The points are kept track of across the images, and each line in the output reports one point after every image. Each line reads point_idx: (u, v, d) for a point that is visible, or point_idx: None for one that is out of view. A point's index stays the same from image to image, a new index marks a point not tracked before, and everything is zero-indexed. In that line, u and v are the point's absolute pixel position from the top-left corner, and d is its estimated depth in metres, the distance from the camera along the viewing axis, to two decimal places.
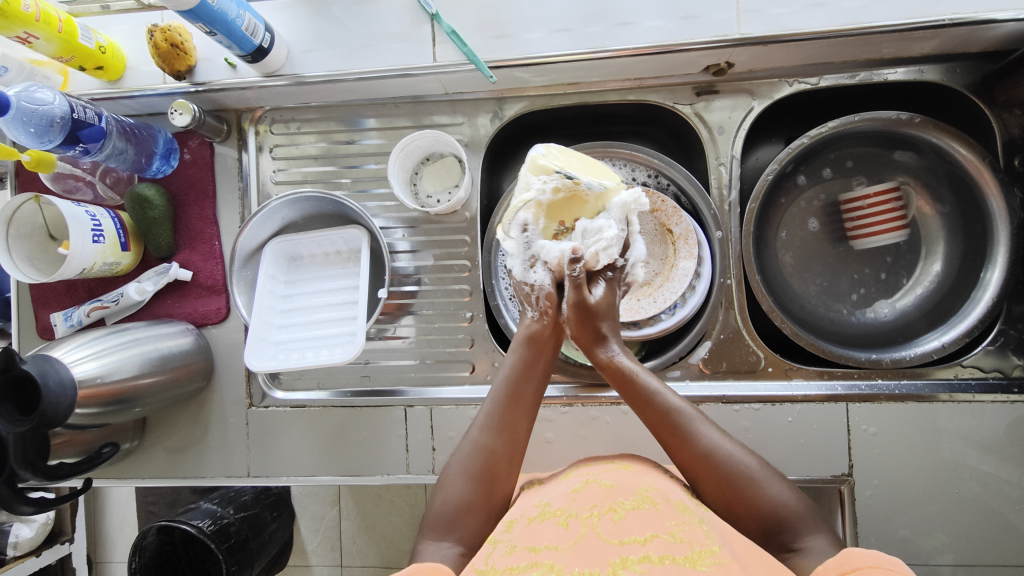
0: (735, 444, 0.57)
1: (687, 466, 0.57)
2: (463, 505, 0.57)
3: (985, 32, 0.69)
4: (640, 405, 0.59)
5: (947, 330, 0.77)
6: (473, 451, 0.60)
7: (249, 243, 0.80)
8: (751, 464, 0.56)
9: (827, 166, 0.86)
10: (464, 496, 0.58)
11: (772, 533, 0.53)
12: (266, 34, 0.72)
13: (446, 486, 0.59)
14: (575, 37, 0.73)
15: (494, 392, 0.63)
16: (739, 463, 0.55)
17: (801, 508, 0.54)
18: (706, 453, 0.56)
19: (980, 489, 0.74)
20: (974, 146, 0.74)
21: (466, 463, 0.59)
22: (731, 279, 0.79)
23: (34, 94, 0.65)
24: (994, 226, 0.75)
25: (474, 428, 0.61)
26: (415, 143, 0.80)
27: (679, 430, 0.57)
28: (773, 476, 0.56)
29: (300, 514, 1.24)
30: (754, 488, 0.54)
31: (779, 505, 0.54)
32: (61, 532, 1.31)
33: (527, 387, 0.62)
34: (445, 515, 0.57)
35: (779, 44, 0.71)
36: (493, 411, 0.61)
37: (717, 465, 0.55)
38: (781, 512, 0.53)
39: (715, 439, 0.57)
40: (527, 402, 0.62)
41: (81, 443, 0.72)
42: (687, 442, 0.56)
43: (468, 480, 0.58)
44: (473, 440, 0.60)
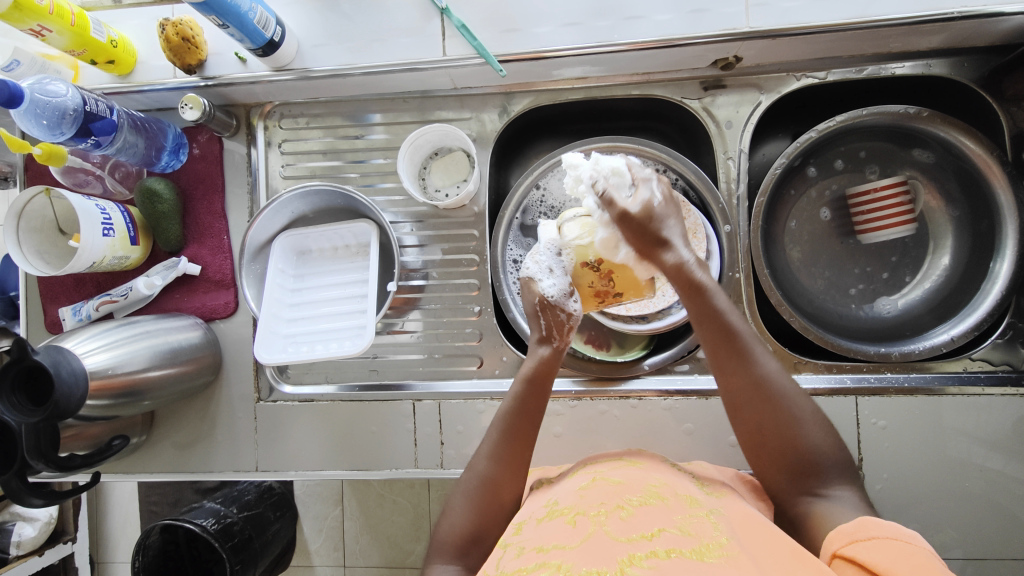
0: (786, 375, 0.58)
1: (742, 393, 0.57)
2: (469, 536, 0.58)
3: (993, 25, 0.69)
4: (706, 324, 0.57)
5: (956, 323, 0.77)
6: (477, 485, 0.60)
7: (259, 236, 0.80)
8: (801, 402, 0.57)
9: (840, 158, 0.86)
10: (468, 524, 0.59)
11: (800, 477, 0.56)
12: (277, 28, 0.73)
13: (451, 514, 0.60)
14: (585, 31, 0.74)
15: (494, 425, 0.64)
16: (790, 401, 0.56)
17: (836, 452, 0.56)
18: (759, 382, 0.57)
19: (989, 482, 0.74)
20: (983, 138, 0.74)
21: (469, 494, 0.61)
22: (739, 273, 0.79)
23: (47, 87, 0.66)
24: (1003, 220, 0.75)
25: (478, 458, 0.63)
26: (424, 138, 0.80)
27: (738, 355, 0.57)
28: (817, 419, 0.57)
29: (303, 513, 1.23)
30: (797, 425, 0.56)
31: (817, 448, 0.55)
32: (63, 532, 1.30)
33: (527, 423, 0.63)
34: (451, 544, 0.58)
35: (787, 38, 0.71)
36: (497, 446, 0.62)
37: (767, 398, 0.56)
38: (816, 455, 0.56)
39: (772, 369, 0.57)
40: (525, 434, 0.63)
41: (90, 437, 0.72)
42: (745, 365, 0.57)
43: (472, 506, 0.59)
44: (476, 471, 0.62)
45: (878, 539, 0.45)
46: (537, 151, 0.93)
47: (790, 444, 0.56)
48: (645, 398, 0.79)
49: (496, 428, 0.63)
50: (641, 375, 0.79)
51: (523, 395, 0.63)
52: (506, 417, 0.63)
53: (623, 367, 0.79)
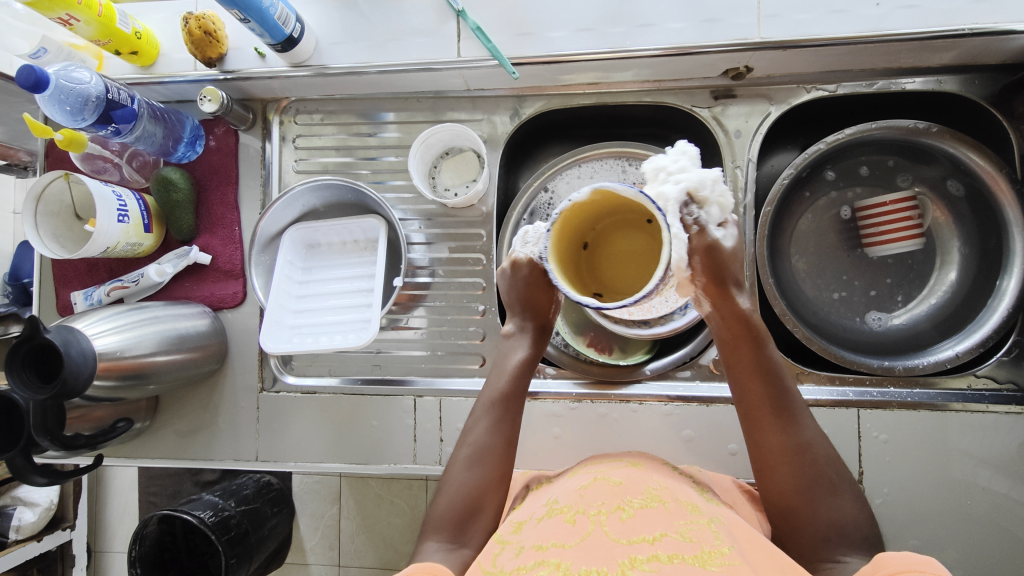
0: (827, 450, 0.56)
1: (789, 457, 0.56)
2: (467, 508, 0.58)
3: (1003, 43, 0.70)
4: (758, 377, 0.57)
5: (962, 339, 0.76)
6: (474, 454, 0.61)
7: (270, 228, 0.82)
8: (836, 470, 0.56)
9: (864, 164, 0.85)
10: (464, 500, 0.59)
11: (826, 542, 0.53)
12: (297, 25, 0.74)
13: (448, 489, 0.60)
14: (597, 36, 0.75)
15: (485, 395, 0.65)
16: (827, 465, 0.56)
17: (862, 528, 0.54)
18: (803, 445, 0.56)
19: (991, 504, 0.73)
20: (991, 155, 0.74)
21: (468, 464, 0.61)
22: (745, 281, 0.79)
23: (72, 74, 0.68)
24: (1010, 238, 0.75)
25: (471, 432, 0.63)
26: (435, 137, 0.81)
27: (785, 418, 0.57)
28: (848, 485, 0.56)
29: (300, 511, 1.23)
30: (828, 497, 0.54)
31: (852, 517, 0.54)
32: (62, 519, 1.31)
33: (512, 395, 0.64)
34: (450, 519, 0.58)
35: (797, 50, 0.72)
36: (486, 414, 0.63)
37: (808, 464, 0.55)
38: (851, 525, 0.54)
39: (815, 435, 0.57)
40: (513, 401, 0.64)
41: (95, 418, 0.73)
42: (789, 428, 0.56)
43: (467, 480, 0.60)
44: (473, 442, 0.62)
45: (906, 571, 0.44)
46: (548, 155, 0.94)
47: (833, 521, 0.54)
48: (646, 403, 0.79)
49: (485, 399, 0.64)
50: (643, 380, 0.80)
51: (511, 365, 0.65)
52: (494, 387, 0.65)
53: (625, 371, 0.80)
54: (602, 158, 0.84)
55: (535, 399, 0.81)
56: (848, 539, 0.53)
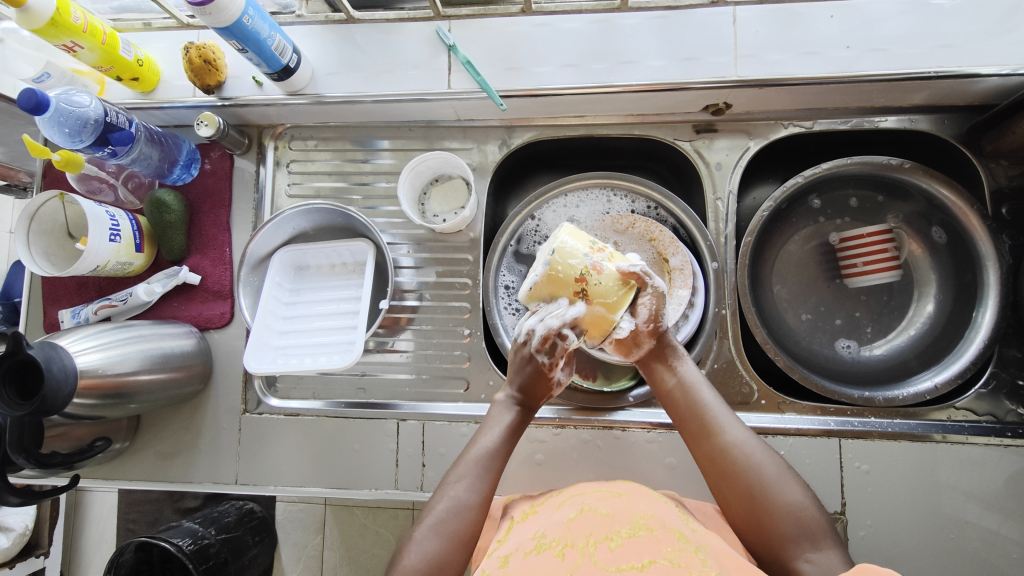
0: (758, 445, 0.59)
1: (717, 463, 0.59)
2: (436, 565, 0.56)
3: (970, 85, 0.73)
4: (673, 395, 0.64)
5: (941, 370, 0.77)
6: (450, 511, 0.59)
7: (259, 250, 0.83)
8: (771, 465, 0.58)
9: (854, 196, 0.87)
10: (436, 554, 0.56)
11: (791, 540, 0.54)
12: (293, 55, 0.77)
13: (418, 543, 0.57)
14: (582, 72, 0.78)
15: (477, 454, 0.64)
16: (762, 460, 0.58)
17: (817, 514, 0.56)
18: (733, 445, 0.59)
19: (979, 540, 0.72)
20: (962, 190, 0.77)
21: (441, 519, 0.59)
22: (726, 309, 0.81)
23: (72, 98, 0.70)
24: (984, 272, 0.77)
25: (453, 485, 0.61)
26: (425, 164, 0.84)
27: (706, 424, 0.61)
28: (791, 478, 0.58)
29: (282, 541, 1.20)
30: (773, 488, 0.56)
31: (796, 508, 0.55)
32: (36, 546, 1.27)
33: (500, 462, 0.64)
34: (417, 574, 0.55)
35: (774, 88, 0.75)
36: (480, 473, 0.62)
37: (737, 463, 0.58)
38: (796, 515, 0.55)
39: (739, 437, 0.59)
40: (496, 466, 0.63)
41: (73, 439, 0.72)
42: (714, 434, 0.60)
43: (445, 535, 0.58)
44: (450, 497, 0.60)
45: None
46: (536, 184, 0.97)
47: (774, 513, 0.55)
48: (629, 430, 0.79)
49: (472, 455, 0.64)
50: (626, 408, 0.80)
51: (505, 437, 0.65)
52: (484, 450, 0.64)
53: (610, 398, 0.81)
54: (588, 188, 0.87)
55: None
56: (804, 533, 0.54)
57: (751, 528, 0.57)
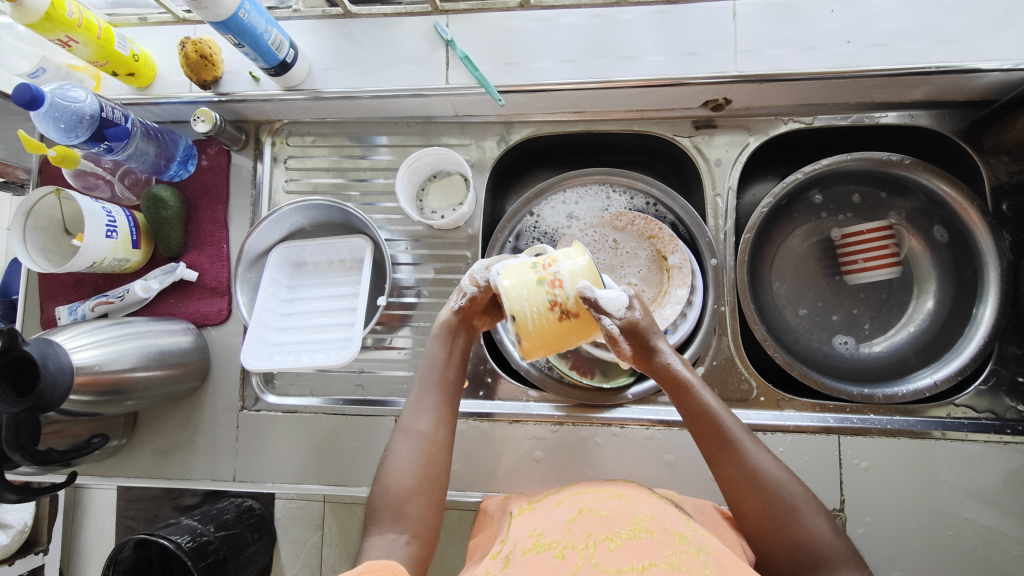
0: (782, 473, 0.58)
1: (737, 487, 0.58)
2: (407, 493, 0.58)
3: (971, 80, 0.73)
4: (693, 419, 0.62)
5: (941, 367, 0.77)
6: (409, 439, 0.62)
7: (257, 246, 0.83)
8: (795, 494, 0.57)
9: (856, 192, 0.86)
10: (404, 483, 0.59)
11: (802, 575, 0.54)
12: (290, 50, 0.76)
13: (385, 476, 0.60)
14: (580, 67, 0.78)
15: (424, 381, 0.66)
16: (782, 490, 0.57)
17: (841, 546, 0.55)
18: (751, 475, 0.58)
19: (978, 537, 0.72)
20: (963, 187, 0.77)
21: (403, 449, 0.61)
22: (725, 306, 0.80)
23: (67, 93, 0.70)
24: (985, 270, 0.77)
25: (409, 417, 0.64)
26: (423, 160, 0.83)
27: (729, 449, 0.60)
28: (816, 508, 0.57)
29: (281, 538, 1.20)
30: (790, 519, 0.56)
31: (817, 539, 0.55)
32: (36, 542, 1.26)
33: (450, 380, 0.67)
34: (388, 506, 0.58)
35: (774, 83, 0.75)
36: (425, 399, 0.65)
37: (760, 490, 0.57)
38: (817, 547, 0.54)
39: (762, 464, 0.59)
40: (448, 388, 0.67)
41: (71, 435, 0.72)
42: (731, 463, 0.59)
43: (409, 462, 0.60)
44: (406, 429, 0.63)
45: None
46: (534, 180, 0.96)
47: (794, 540, 0.55)
48: (627, 427, 0.78)
49: (423, 385, 0.66)
50: (625, 404, 0.80)
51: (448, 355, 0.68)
52: (434, 371, 0.67)
53: (608, 395, 0.80)
54: (588, 184, 0.86)
55: (517, 422, 0.80)
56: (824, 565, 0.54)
57: (772, 554, 0.57)
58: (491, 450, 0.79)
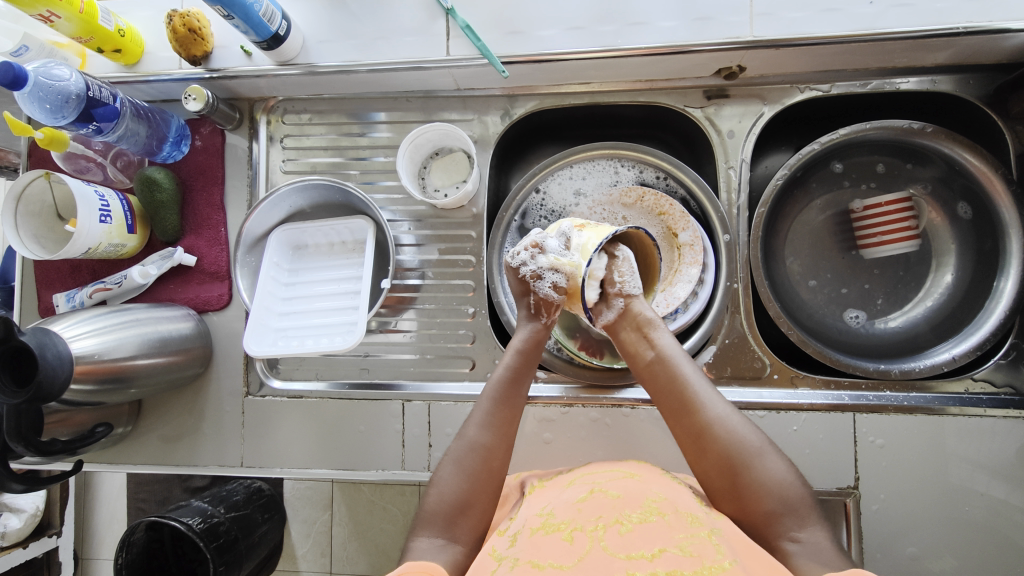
0: (745, 420, 0.58)
1: (700, 436, 0.57)
2: (458, 506, 0.57)
3: (999, 42, 0.69)
4: (655, 369, 0.61)
5: (959, 342, 0.75)
6: (467, 451, 0.60)
7: (255, 229, 0.80)
8: (756, 439, 0.57)
9: (881, 161, 0.83)
10: (457, 495, 0.58)
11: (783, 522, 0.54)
12: (283, 22, 0.73)
13: (438, 484, 0.59)
14: (587, 35, 0.74)
15: (487, 391, 0.64)
16: (745, 436, 0.57)
17: (799, 489, 0.55)
18: (714, 422, 0.57)
19: (993, 513, 0.71)
20: (986, 155, 0.74)
21: (460, 461, 0.60)
22: (738, 283, 0.78)
23: (52, 71, 0.67)
24: (1006, 239, 0.74)
25: (469, 425, 0.62)
26: (424, 136, 0.80)
27: (690, 399, 0.59)
28: (775, 452, 0.57)
29: (291, 518, 1.21)
30: (755, 464, 0.55)
31: (781, 481, 0.54)
32: (48, 526, 1.27)
33: (515, 394, 0.64)
34: (441, 514, 0.57)
35: (791, 49, 0.71)
36: (490, 410, 0.62)
37: (726, 436, 0.56)
38: (782, 489, 0.54)
39: (726, 412, 0.58)
40: (510, 403, 0.63)
41: (74, 424, 0.71)
42: (693, 414, 0.58)
43: (463, 477, 0.59)
44: (466, 438, 0.61)
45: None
46: (539, 156, 0.93)
47: (757, 487, 0.54)
48: (638, 407, 0.77)
49: (489, 391, 0.64)
50: (636, 384, 0.78)
51: (516, 363, 0.64)
52: (498, 383, 0.64)
53: (618, 375, 0.78)
54: (595, 159, 0.83)
55: (527, 404, 0.79)
56: (789, 509, 0.53)
57: (741, 507, 0.55)
58: None
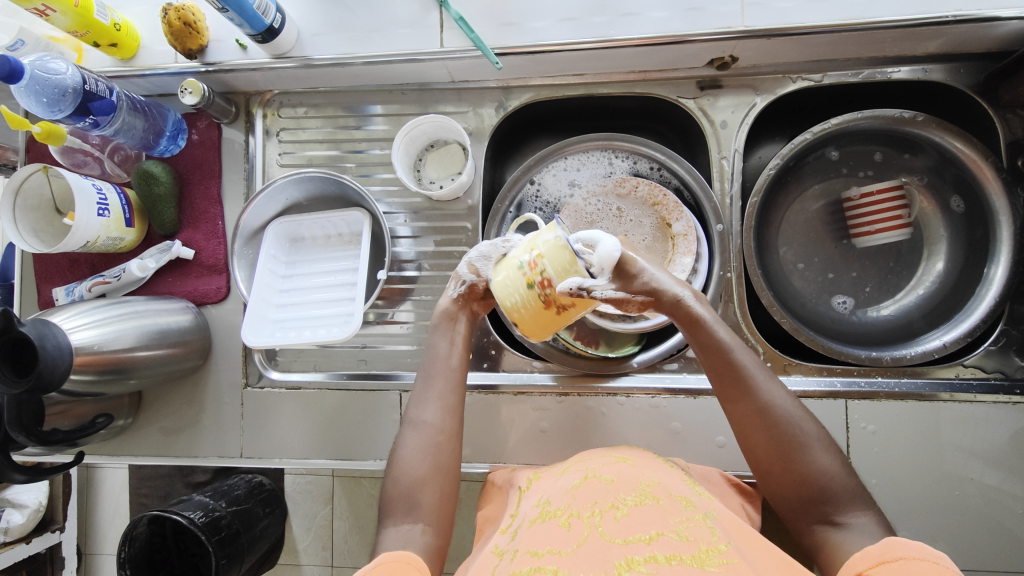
0: (795, 407, 0.57)
1: (749, 422, 0.58)
2: (416, 482, 0.59)
3: (989, 30, 0.69)
4: (710, 354, 0.60)
5: (949, 329, 0.76)
6: (415, 431, 0.62)
7: (253, 222, 0.81)
8: (808, 429, 0.56)
9: (878, 150, 0.84)
10: (413, 473, 0.60)
11: (810, 504, 0.54)
12: (278, 15, 0.73)
13: (394, 469, 0.61)
14: (580, 26, 0.74)
15: (428, 373, 0.66)
16: (795, 426, 0.56)
17: (849, 483, 0.54)
18: (762, 410, 0.57)
19: (982, 496, 0.72)
20: (976, 143, 0.74)
21: (411, 441, 0.62)
22: (731, 272, 0.79)
23: (47, 65, 0.67)
24: (996, 227, 0.75)
25: (415, 407, 0.65)
26: (419, 129, 0.80)
27: (741, 385, 0.58)
28: (826, 443, 0.56)
29: (292, 511, 1.22)
30: (802, 455, 0.55)
31: (827, 473, 0.54)
32: (52, 521, 1.27)
33: (450, 369, 0.66)
34: (402, 496, 0.59)
35: (782, 38, 0.71)
36: (434, 389, 0.65)
37: (774, 425, 0.56)
38: (827, 481, 0.54)
39: (778, 399, 0.57)
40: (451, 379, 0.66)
41: (75, 415, 0.71)
42: (745, 398, 0.58)
43: (415, 456, 0.61)
44: (413, 418, 0.64)
45: (905, 559, 0.45)
46: (534, 148, 0.94)
47: (799, 476, 0.55)
48: (633, 396, 0.78)
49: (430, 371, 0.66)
50: (631, 372, 0.79)
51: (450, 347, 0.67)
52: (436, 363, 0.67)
53: (613, 364, 0.78)
54: (589, 150, 0.84)
55: (523, 394, 0.80)
56: (833, 501, 0.53)
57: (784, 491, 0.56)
58: (498, 421, 0.79)
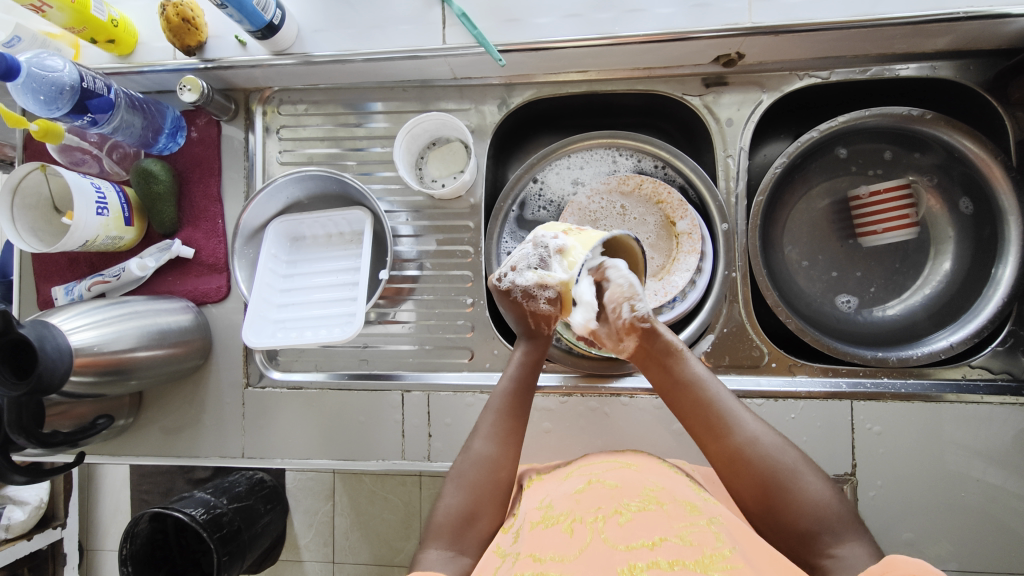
0: (776, 437, 0.55)
1: (732, 460, 0.55)
2: (463, 515, 0.57)
3: (999, 27, 0.68)
4: (682, 392, 0.58)
5: (957, 330, 0.75)
6: (471, 463, 0.60)
7: (253, 221, 0.80)
8: (792, 456, 0.54)
9: (887, 149, 0.83)
10: (461, 505, 0.58)
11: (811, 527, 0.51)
12: (277, 11, 0.72)
13: (444, 497, 0.59)
14: (584, 23, 0.73)
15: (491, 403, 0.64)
16: (778, 456, 0.54)
17: (841, 508, 0.52)
18: (744, 445, 0.54)
19: (987, 497, 0.72)
20: (986, 142, 0.73)
21: (465, 472, 0.60)
22: (737, 272, 0.78)
23: (44, 62, 0.66)
24: (1005, 226, 0.74)
25: (473, 437, 0.62)
26: (421, 126, 0.80)
27: (718, 423, 0.56)
28: (813, 470, 0.54)
29: (293, 507, 1.22)
30: (793, 484, 0.52)
31: (820, 500, 0.51)
32: (53, 517, 1.27)
33: (519, 405, 0.64)
34: (447, 526, 0.57)
35: (789, 35, 0.70)
36: (494, 422, 0.62)
37: (756, 459, 0.54)
38: (821, 507, 0.51)
39: (757, 430, 0.55)
40: (516, 414, 0.63)
41: (76, 416, 0.71)
42: (723, 437, 0.55)
43: (467, 487, 0.59)
44: (470, 450, 0.61)
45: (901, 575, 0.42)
46: (537, 146, 0.93)
47: (793, 505, 0.52)
48: (636, 396, 0.77)
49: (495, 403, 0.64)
50: (633, 373, 0.78)
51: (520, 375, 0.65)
52: (501, 394, 0.64)
53: (616, 365, 0.78)
54: (593, 148, 0.83)
55: None
56: (830, 528, 0.50)
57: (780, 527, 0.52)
58: None
